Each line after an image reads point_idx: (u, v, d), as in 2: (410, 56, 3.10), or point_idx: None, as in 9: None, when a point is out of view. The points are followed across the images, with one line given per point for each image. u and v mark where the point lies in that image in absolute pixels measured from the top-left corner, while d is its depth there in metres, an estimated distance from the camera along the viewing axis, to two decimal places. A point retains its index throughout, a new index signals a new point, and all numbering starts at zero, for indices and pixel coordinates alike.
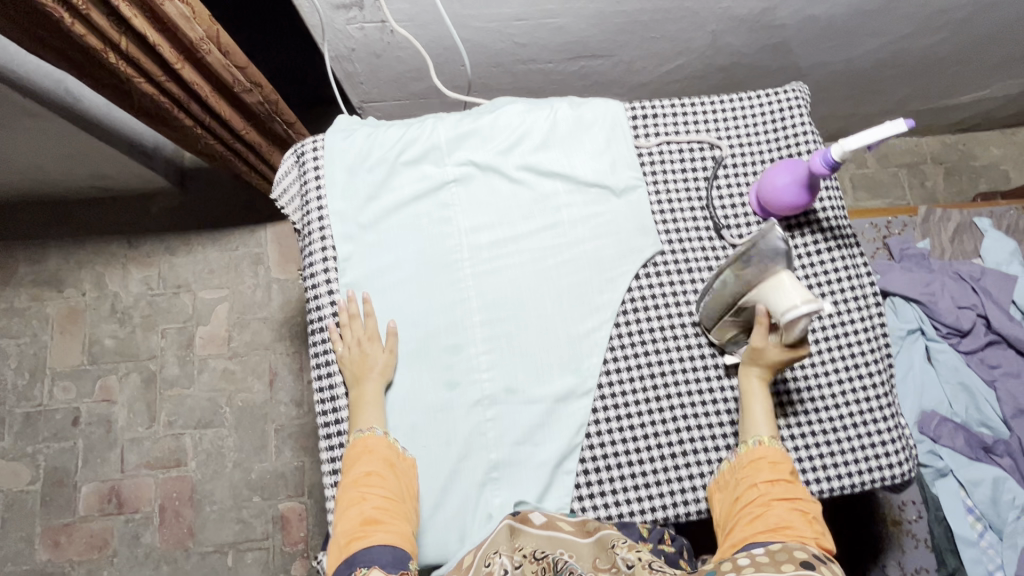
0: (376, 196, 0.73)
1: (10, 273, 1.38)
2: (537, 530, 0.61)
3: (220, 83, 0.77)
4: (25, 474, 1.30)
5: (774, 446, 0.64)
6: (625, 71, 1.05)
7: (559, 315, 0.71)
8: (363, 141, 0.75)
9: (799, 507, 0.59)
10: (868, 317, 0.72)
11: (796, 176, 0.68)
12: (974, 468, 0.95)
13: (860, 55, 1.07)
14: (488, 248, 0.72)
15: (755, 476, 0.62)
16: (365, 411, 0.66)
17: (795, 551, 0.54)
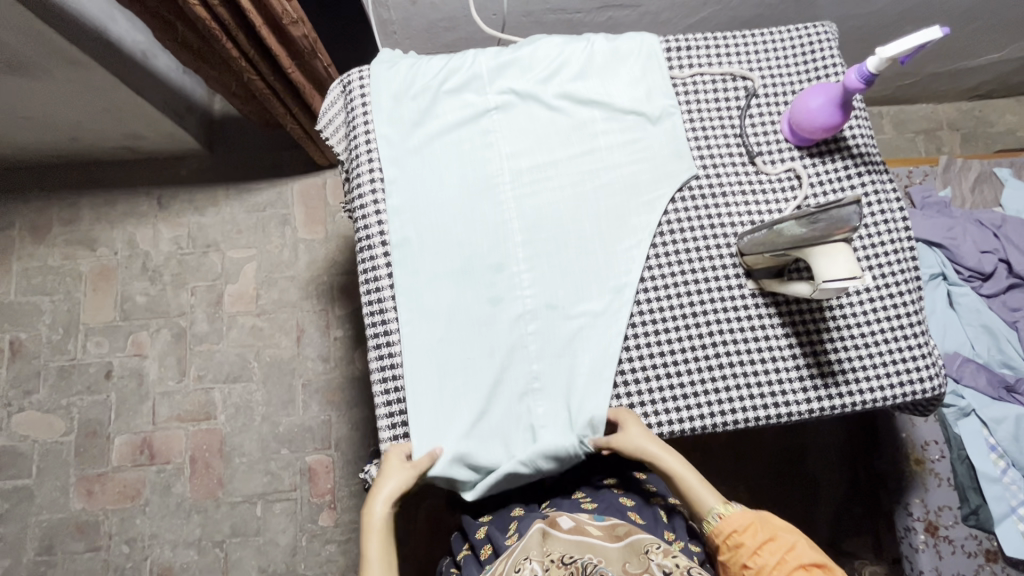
0: (422, 124, 0.75)
1: (44, 232, 1.42)
2: (564, 534, 0.66)
3: (270, 15, 0.80)
4: (59, 425, 1.33)
5: (733, 512, 0.65)
6: (651, 23, 1.07)
7: (597, 235, 0.73)
8: (407, 73, 0.77)
9: (792, 564, 0.61)
10: (898, 238, 0.74)
11: (830, 97, 0.70)
12: (997, 407, 0.97)
13: (881, 9, 1.10)
14: (529, 172, 0.75)
15: (739, 554, 0.63)
16: (370, 566, 0.63)
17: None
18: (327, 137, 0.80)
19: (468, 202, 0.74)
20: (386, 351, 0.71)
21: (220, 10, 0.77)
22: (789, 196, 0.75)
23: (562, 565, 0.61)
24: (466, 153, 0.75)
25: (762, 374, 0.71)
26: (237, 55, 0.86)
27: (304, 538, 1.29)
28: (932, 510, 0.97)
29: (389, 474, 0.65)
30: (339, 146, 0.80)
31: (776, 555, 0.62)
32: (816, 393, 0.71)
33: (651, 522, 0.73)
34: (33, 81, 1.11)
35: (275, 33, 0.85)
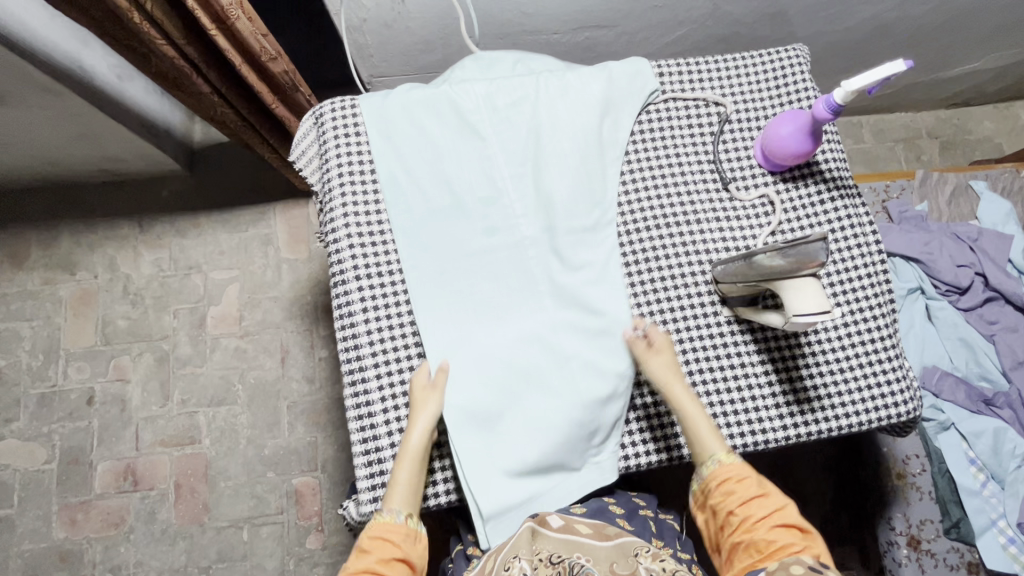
0: (437, 178, 0.75)
1: (22, 257, 1.40)
2: (553, 533, 0.65)
3: (248, 53, 0.82)
4: (41, 453, 1.31)
5: (732, 461, 0.66)
6: (628, 42, 1.08)
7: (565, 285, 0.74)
8: (436, 115, 0.76)
9: (777, 522, 0.63)
10: (871, 261, 0.74)
11: (799, 126, 0.70)
12: (975, 420, 0.98)
13: (856, 24, 1.11)
14: (480, 275, 0.73)
15: (728, 502, 0.65)
16: (394, 493, 0.66)
17: (794, 567, 0.57)
18: (300, 167, 0.80)
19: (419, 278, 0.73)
20: (362, 385, 0.71)
21: (189, 48, 0.79)
22: (763, 222, 0.75)
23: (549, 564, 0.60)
24: (458, 239, 0.74)
25: (739, 402, 0.71)
26: (207, 90, 0.89)
27: (291, 561, 1.29)
28: (914, 523, 0.98)
29: (426, 401, 0.68)
30: (312, 178, 0.79)
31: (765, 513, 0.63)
32: (791, 420, 0.71)
33: (638, 528, 0.74)
34: (7, 110, 1.10)
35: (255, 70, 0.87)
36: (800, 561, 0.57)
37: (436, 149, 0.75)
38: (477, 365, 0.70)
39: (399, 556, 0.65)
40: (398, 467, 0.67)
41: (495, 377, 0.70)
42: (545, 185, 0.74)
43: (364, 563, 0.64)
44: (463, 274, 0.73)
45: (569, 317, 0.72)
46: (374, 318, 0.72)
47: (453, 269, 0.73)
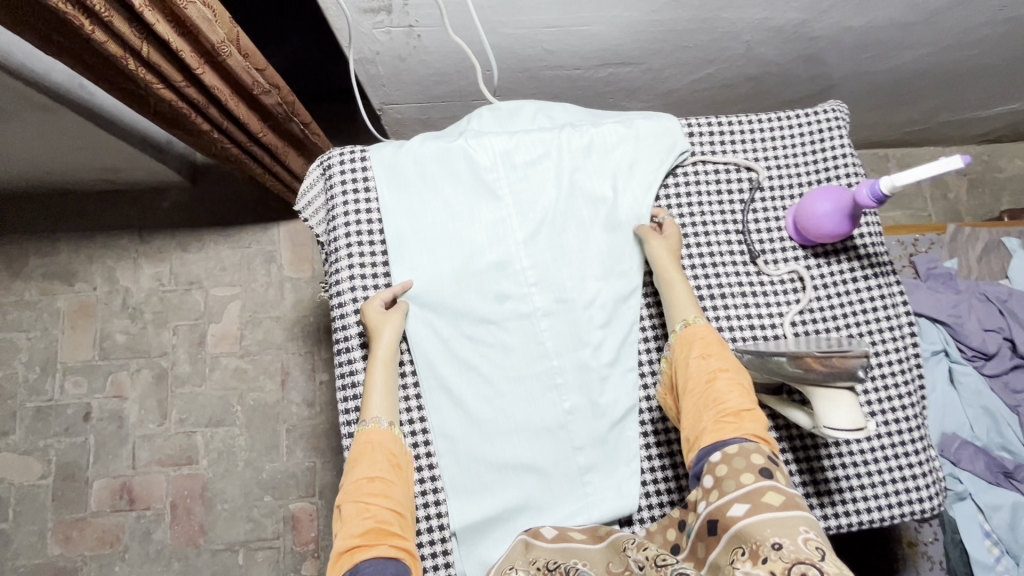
0: (448, 238, 0.71)
1: (20, 265, 1.37)
2: (549, 544, 0.62)
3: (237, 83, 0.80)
4: (36, 467, 1.30)
5: (701, 323, 0.65)
6: (653, 78, 1.02)
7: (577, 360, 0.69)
8: (449, 172, 0.72)
9: (736, 392, 0.60)
10: (903, 347, 0.70)
11: (837, 205, 0.66)
12: (994, 493, 0.95)
13: (894, 67, 1.05)
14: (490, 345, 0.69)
15: (687, 356, 0.63)
16: (372, 399, 0.64)
17: (753, 455, 0.55)
18: (306, 217, 0.76)
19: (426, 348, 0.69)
20: None
21: (189, 89, 0.77)
22: (791, 300, 0.71)
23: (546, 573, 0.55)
24: (467, 306, 0.69)
25: None
26: (208, 128, 0.86)
27: None
28: None
29: (386, 322, 0.66)
30: (318, 228, 0.76)
31: (725, 383, 0.60)
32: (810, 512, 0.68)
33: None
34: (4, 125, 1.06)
35: (245, 100, 0.86)
36: (761, 450, 0.56)
37: (450, 206, 0.71)
38: (481, 451, 0.67)
39: (388, 457, 0.62)
40: (372, 367, 0.66)
41: (500, 466, 0.66)
42: (561, 251, 0.71)
43: (356, 476, 0.60)
44: (472, 345, 0.69)
45: (577, 400, 0.68)
46: None
47: (461, 338, 0.69)
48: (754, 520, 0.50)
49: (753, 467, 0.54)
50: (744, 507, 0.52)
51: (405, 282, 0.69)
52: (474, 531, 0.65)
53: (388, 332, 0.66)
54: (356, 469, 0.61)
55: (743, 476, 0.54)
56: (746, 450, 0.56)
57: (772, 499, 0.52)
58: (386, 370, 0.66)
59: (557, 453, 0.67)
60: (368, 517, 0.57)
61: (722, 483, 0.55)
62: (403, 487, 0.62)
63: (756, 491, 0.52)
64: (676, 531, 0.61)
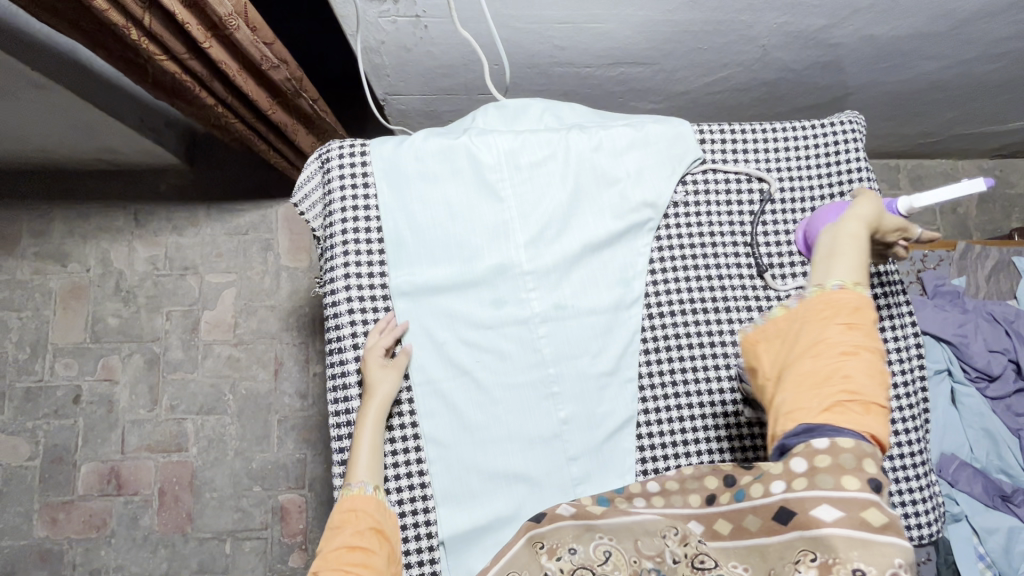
0: (448, 239, 0.68)
1: (13, 244, 1.35)
2: (567, 522, 0.55)
3: (247, 59, 0.78)
4: (24, 449, 1.29)
5: (856, 290, 0.51)
6: (665, 79, 0.99)
7: (574, 367, 0.67)
8: (452, 170, 0.69)
9: (872, 378, 0.48)
10: (909, 370, 0.69)
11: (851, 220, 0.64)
12: (990, 515, 0.94)
13: (913, 77, 1.02)
14: (486, 351, 0.67)
15: (828, 318, 0.50)
16: (359, 462, 0.62)
17: (867, 460, 0.45)
18: (303, 211, 0.74)
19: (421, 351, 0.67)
20: None
21: (191, 62, 0.76)
22: None
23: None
24: (464, 309, 0.67)
25: None
26: (211, 100, 0.85)
27: None
28: None
29: (382, 376, 0.64)
30: (314, 224, 0.74)
31: (864, 366, 0.48)
32: None
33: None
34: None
35: (255, 76, 0.83)
36: (876, 459, 0.46)
37: (450, 205, 0.69)
38: (473, 459, 0.65)
39: (371, 525, 0.58)
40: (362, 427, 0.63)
41: (492, 476, 0.65)
42: (564, 255, 0.68)
43: (337, 542, 0.56)
44: (469, 350, 0.67)
45: (573, 409, 0.66)
46: None
47: (457, 342, 0.67)
48: (840, 534, 0.43)
49: (863, 474, 0.45)
50: (836, 514, 0.44)
51: (405, 322, 0.67)
52: (462, 541, 0.63)
53: (383, 389, 0.64)
54: (338, 536, 0.57)
55: (847, 480, 0.45)
56: (860, 450, 0.46)
57: (872, 518, 0.43)
58: (376, 420, 0.64)
59: (551, 463, 0.65)
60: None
61: (818, 475, 0.45)
62: (388, 556, 0.58)
63: (856, 503, 0.44)
64: (716, 481, 0.54)
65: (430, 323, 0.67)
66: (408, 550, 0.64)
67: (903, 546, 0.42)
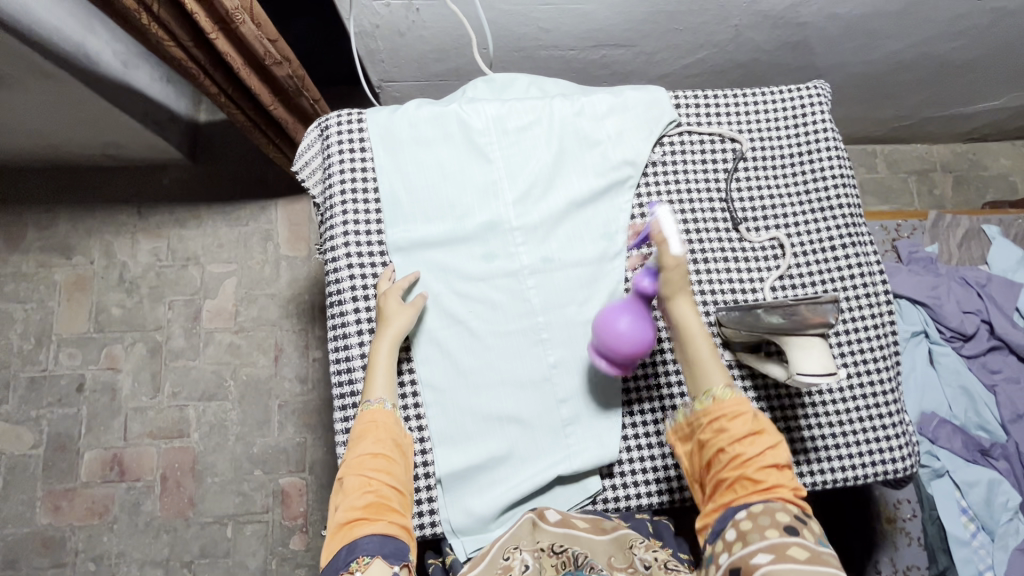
0: (439, 198, 0.73)
1: (19, 238, 1.38)
2: (552, 527, 0.63)
3: (251, 54, 0.82)
4: (28, 437, 1.31)
5: (730, 396, 0.60)
6: (645, 62, 1.05)
7: (562, 316, 0.71)
8: (443, 135, 0.74)
9: (767, 461, 0.57)
10: (879, 313, 0.73)
11: (636, 313, 0.64)
12: (970, 469, 0.97)
13: (879, 57, 1.08)
14: (477, 303, 0.71)
15: (721, 436, 0.59)
16: (376, 380, 0.65)
17: (780, 514, 0.54)
18: (303, 179, 0.78)
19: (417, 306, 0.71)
20: (353, 410, 0.70)
21: (194, 50, 0.80)
22: (771, 265, 0.74)
23: (554, 555, 0.58)
24: (455, 263, 0.71)
25: None
26: (214, 90, 0.89)
27: (274, 561, 1.28)
28: (900, 568, 0.96)
29: (397, 313, 0.67)
30: (314, 191, 0.77)
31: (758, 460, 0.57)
32: None
33: (636, 524, 0.67)
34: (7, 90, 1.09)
35: (259, 71, 0.87)
36: (790, 511, 0.54)
37: (440, 169, 0.73)
38: (468, 403, 0.68)
39: (393, 439, 0.62)
40: (376, 352, 0.66)
41: (485, 417, 0.68)
42: (550, 212, 0.72)
43: (362, 450, 0.60)
44: (461, 301, 0.71)
45: (562, 353, 0.70)
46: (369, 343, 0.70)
47: (450, 294, 0.71)
48: (780, 567, 0.49)
49: (779, 524, 0.53)
50: (768, 557, 0.51)
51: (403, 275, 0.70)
52: (458, 479, 0.66)
53: (395, 325, 0.66)
54: (360, 446, 0.61)
55: (770, 532, 0.52)
56: (772, 510, 0.54)
57: (798, 554, 0.51)
58: (390, 349, 0.66)
59: (541, 405, 0.69)
60: (369, 492, 0.58)
61: (746, 535, 0.53)
62: (406, 466, 0.62)
63: (783, 550, 0.51)
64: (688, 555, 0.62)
65: (423, 278, 0.71)
66: None
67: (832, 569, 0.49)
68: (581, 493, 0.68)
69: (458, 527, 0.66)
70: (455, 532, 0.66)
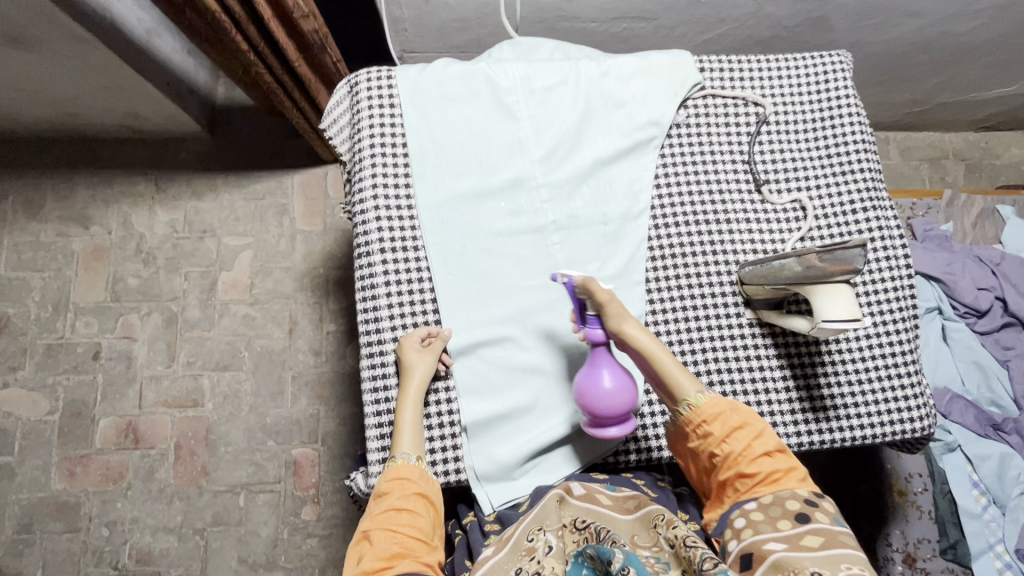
0: (467, 153, 0.73)
1: (38, 207, 1.40)
2: (576, 501, 0.63)
3: (280, 7, 0.82)
4: (44, 403, 1.32)
5: (706, 401, 0.63)
6: (665, 36, 1.06)
7: (588, 272, 0.72)
8: (472, 93, 0.75)
9: (758, 452, 0.61)
10: (899, 276, 0.74)
11: (607, 364, 0.64)
12: (983, 443, 0.97)
13: (897, 36, 1.09)
14: (503, 257, 0.72)
15: (708, 443, 0.63)
16: (402, 435, 0.65)
17: (788, 502, 0.58)
18: (331, 137, 0.78)
19: (445, 260, 0.71)
20: (380, 361, 0.69)
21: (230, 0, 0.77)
22: (793, 227, 0.75)
23: (576, 531, 0.58)
24: (482, 218, 0.72)
25: (754, 405, 0.71)
26: (245, 47, 0.86)
27: (285, 530, 1.29)
28: (911, 541, 0.97)
29: (419, 358, 0.66)
30: (341, 148, 0.78)
31: (748, 454, 0.61)
32: (805, 425, 0.71)
33: (664, 497, 0.68)
34: (36, 55, 1.10)
35: (284, 26, 0.87)
36: (793, 495, 0.58)
37: (468, 125, 0.74)
38: (494, 355, 0.69)
39: (417, 490, 0.61)
40: (401, 412, 0.66)
41: (511, 368, 0.69)
42: (576, 169, 0.73)
43: (387, 504, 0.60)
44: (487, 256, 0.71)
45: None
46: (397, 292, 0.70)
47: (478, 249, 0.71)
48: (795, 555, 0.52)
49: (789, 513, 0.57)
50: (782, 545, 0.54)
51: (431, 230, 0.71)
52: (483, 428, 0.68)
53: (418, 372, 0.66)
54: (384, 501, 0.60)
55: (782, 522, 0.56)
56: (778, 499, 0.58)
57: (810, 538, 0.54)
58: (415, 405, 0.66)
59: (565, 358, 0.70)
60: (394, 542, 0.57)
61: (757, 526, 0.57)
62: (433, 517, 0.61)
63: (797, 537, 0.54)
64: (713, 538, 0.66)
65: (449, 231, 0.72)
66: (431, 436, 0.68)
67: (846, 550, 0.52)
68: (602, 446, 0.69)
69: (483, 474, 0.67)
70: (479, 479, 0.67)
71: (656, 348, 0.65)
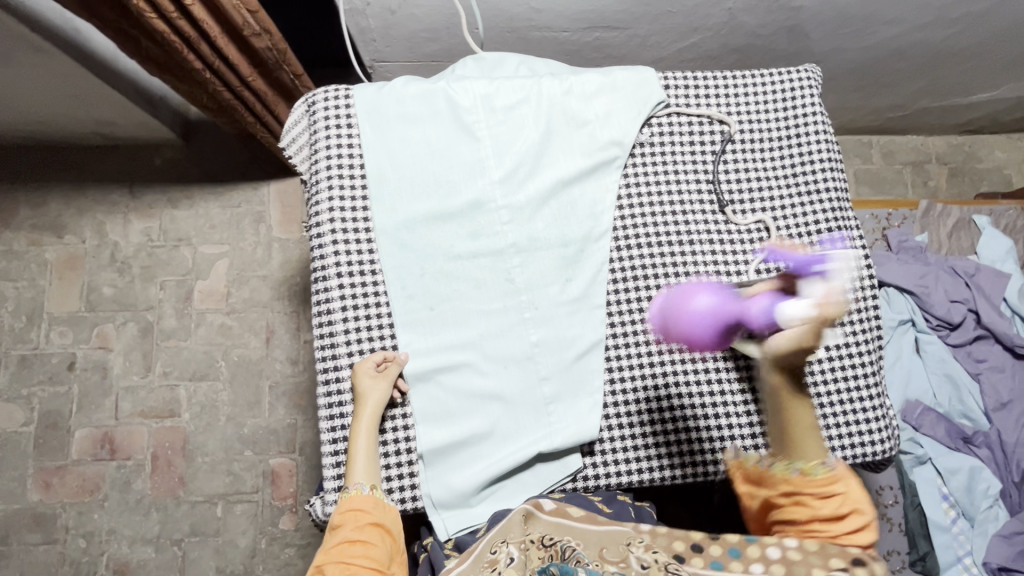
0: (426, 175, 0.72)
1: (11, 215, 1.38)
2: (546, 516, 0.62)
3: (230, 25, 0.81)
4: (19, 415, 1.31)
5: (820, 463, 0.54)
6: (639, 45, 1.04)
7: (548, 295, 0.71)
8: (431, 113, 0.73)
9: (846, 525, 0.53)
10: (862, 298, 0.73)
11: (715, 320, 0.59)
12: (952, 457, 0.97)
13: (874, 44, 1.08)
14: (462, 282, 0.71)
15: (797, 481, 0.55)
16: (356, 465, 0.64)
17: (833, 557, 0.52)
18: (289, 155, 0.77)
19: (402, 283, 0.70)
20: (336, 387, 0.69)
21: (181, 22, 0.75)
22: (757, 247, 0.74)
23: (541, 547, 0.59)
24: (441, 241, 0.71)
25: (715, 429, 0.70)
26: (200, 66, 0.84)
27: (263, 540, 1.29)
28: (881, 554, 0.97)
29: (373, 386, 0.66)
30: (300, 167, 0.77)
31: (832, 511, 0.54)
32: (766, 449, 0.71)
33: (619, 511, 0.69)
34: None
35: (236, 43, 0.86)
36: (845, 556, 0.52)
37: (427, 146, 0.73)
38: (452, 381, 0.69)
39: (372, 521, 0.62)
40: (355, 441, 0.65)
41: (469, 395, 0.68)
42: (537, 191, 0.72)
43: (340, 537, 0.60)
44: (445, 280, 0.71)
45: (545, 332, 0.70)
46: (353, 317, 0.70)
47: (437, 273, 0.71)
48: None
49: (829, 567, 0.52)
50: None
51: (388, 254, 0.70)
52: (441, 455, 0.67)
53: (373, 400, 0.65)
54: (338, 533, 0.61)
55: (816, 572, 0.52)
56: (827, 551, 0.52)
57: None
58: (369, 431, 0.66)
59: (524, 383, 0.69)
60: None
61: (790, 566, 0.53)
62: (390, 547, 0.62)
63: None
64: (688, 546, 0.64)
65: (406, 254, 0.71)
66: (388, 464, 0.67)
67: None
68: (561, 472, 0.69)
69: (439, 501, 0.67)
70: (436, 506, 0.67)
71: (796, 401, 0.53)
